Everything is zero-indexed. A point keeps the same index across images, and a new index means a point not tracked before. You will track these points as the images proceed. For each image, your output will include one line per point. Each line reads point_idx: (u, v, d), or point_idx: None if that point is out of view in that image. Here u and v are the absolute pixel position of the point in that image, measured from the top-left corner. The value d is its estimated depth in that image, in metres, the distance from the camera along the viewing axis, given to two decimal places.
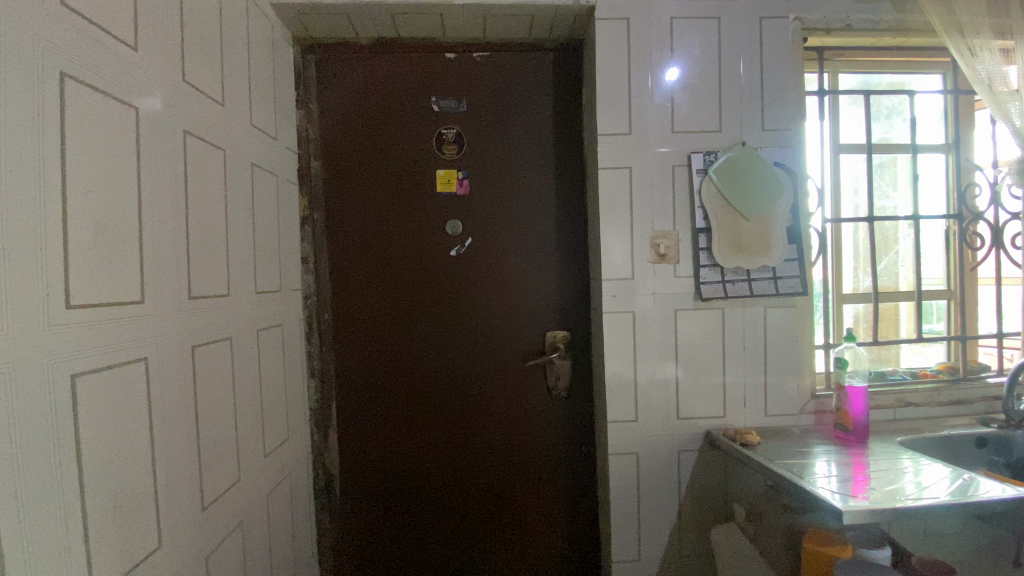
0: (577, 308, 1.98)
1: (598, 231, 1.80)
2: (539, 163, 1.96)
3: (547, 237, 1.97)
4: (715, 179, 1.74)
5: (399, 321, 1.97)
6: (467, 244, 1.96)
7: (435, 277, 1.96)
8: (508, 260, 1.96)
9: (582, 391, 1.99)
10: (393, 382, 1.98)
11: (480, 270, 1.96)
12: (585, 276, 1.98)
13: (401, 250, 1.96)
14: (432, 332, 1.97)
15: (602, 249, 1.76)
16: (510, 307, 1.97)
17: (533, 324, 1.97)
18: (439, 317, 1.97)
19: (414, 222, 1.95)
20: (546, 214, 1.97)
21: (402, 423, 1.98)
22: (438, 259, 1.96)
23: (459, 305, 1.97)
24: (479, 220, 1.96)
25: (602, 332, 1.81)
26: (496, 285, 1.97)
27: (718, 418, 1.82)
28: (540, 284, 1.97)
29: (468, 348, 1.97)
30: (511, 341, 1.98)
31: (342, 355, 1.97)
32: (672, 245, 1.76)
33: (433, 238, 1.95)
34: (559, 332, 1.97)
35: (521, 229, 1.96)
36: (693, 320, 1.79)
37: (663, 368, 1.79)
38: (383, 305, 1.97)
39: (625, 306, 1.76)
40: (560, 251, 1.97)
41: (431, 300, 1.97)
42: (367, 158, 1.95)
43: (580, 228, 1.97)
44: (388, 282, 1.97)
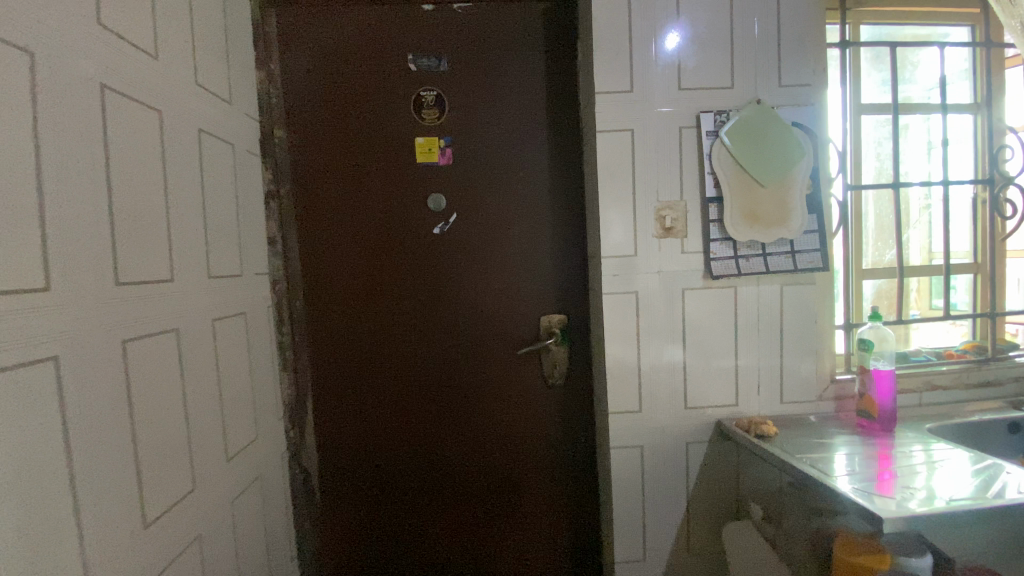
0: (575, 289, 1.80)
1: (596, 203, 1.61)
2: (530, 128, 1.76)
3: (540, 212, 1.78)
4: (726, 143, 1.56)
5: (380, 308, 1.79)
6: (453, 221, 1.77)
7: (419, 259, 1.78)
8: (499, 238, 1.78)
9: (581, 380, 1.82)
10: (376, 375, 1.80)
11: (467, 250, 1.78)
12: (582, 253, 1.80)
13: (380, 229, 1.77)
14: (416, 320, 1.79)
15: (600, 222, 1.57)
16: (502, 290, 1.79)
17: (525, 308, 1.80)
18: (424, 304, 1.79)
19: (393, 197, 1.76)
20: (538, 185, 1.77)
21: (387, 420, 1.81)
22: (422, 239, 1.77)
23: (446, 290, 1.79)
24: (465, 195, 1.76)
25: (600, 316, 1.64)
26: (486, 267, 1.78)
27: (731, 407, 1.66)
28: (533, 264, 1.79)
29: (457, 337, 1.80)
30: (503, 328, 1.80)
31: (318, 345, 1.79)
32: (679, 217, 1.58)
33: (414, 215, 1.76)
34: (556, 317, 1.79)
35: (511, 202, 1.77)
36: (702, 301, 1.61)
37: (670, 353, 1.62)
38: (363, 290, 1.78)
39: (626, 286, 1.58)
40: (555, 227, 1.78)
41: (414, 284, 1.78)
42: (339, 126, 1.75)
43: (576, 202, 1.78)
44: (367, 265, 1.78)
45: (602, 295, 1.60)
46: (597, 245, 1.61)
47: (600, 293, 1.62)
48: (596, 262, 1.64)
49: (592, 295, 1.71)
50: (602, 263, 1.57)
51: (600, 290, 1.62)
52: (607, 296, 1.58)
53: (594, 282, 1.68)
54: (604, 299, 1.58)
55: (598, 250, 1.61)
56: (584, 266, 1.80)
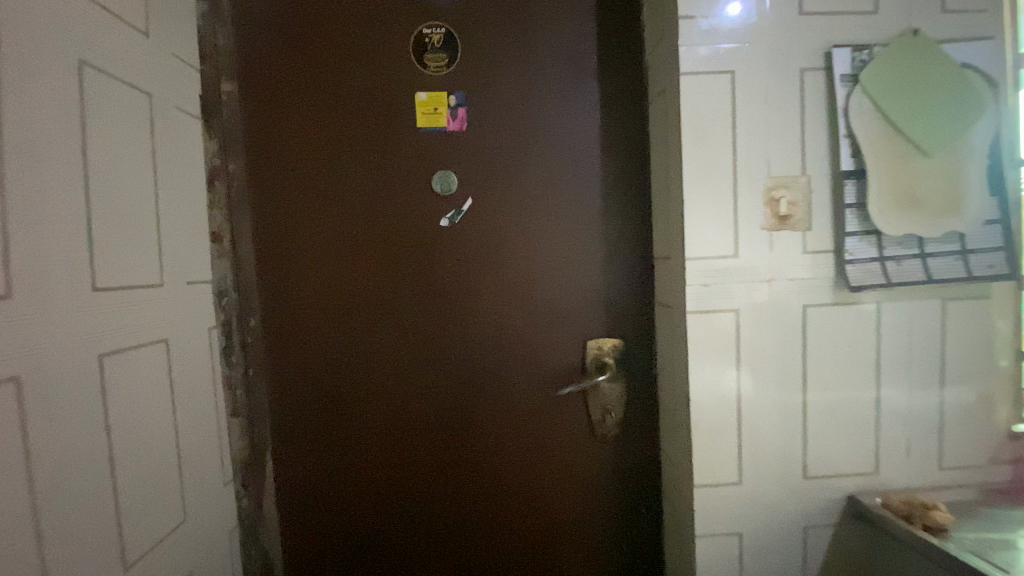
0: (637, 303, 1.28)
1: (674, 179, 1.10)
2: (574, 82, 1.27)
3: (587, 196, 1.28)
4: (869, 92, 1.06)
5: (368, 329, 1.30)
6: (467, 208, 1.28)
7: (421, 261, 1.29)
8: (531, 233, 1.28)
9: (645, 430, 1.30)
10: (363, 420, 1.31)
11: (487, 249, 1.28)
12: (647, 252, 1.28)
13: (367, 220, 1.28)
14: (418, 345, 1.30)
15: (682, 207, 1.06)
16: (535, 303, 1.29)
17: (567, 330, 1.29)
18: (429, 323, 1.30)
19: (385, 177, 1.27)
20: (584, 161, 1.28)
21: (379, 482, 1.32)
22: (425, 233, 1.28)
23: (458, 304, 1.29)
24: (484, 172, 1.27)
25: (678, 344, 1.13)
26: (512, 271, 1.29)
27: (867, 474, 1.15)
28: (577, 269, 1.28)
29: (474, 369, 1.30)
30: (537, 356, 1.29)
31: (283, 380, 1.31)
32: (798, 199, 1.06)
33: (413, 200, 1.27)
34: (611, 341, 1.27)
35: (547, 183, 1.28)
36: (831, 323, 1.09)
37: (782, 399, 1.11)
38: (343, 304, 1.30)
39: (720, 302, 1.07)
40: (609, 216, 1.28)
41: (414, 296, 1.29)
42: (310, 78, 1.26)
43: (638, 181, 1.28)
44: (348, 269, 1.29)
45: (682, 314, 1.09)
46: (676, 241, 1.10)
47: (680, 311, 1.10)
48: (672, 266, 1.13)
49: (663, 313, 1.20)
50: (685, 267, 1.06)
51: (679, 307, 1.11)
52: (692, 315, 1.07)
53: (666, 295, 1.17)
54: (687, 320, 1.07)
55: (677, 248, 1.10)
56: (649, 270, 1.28)
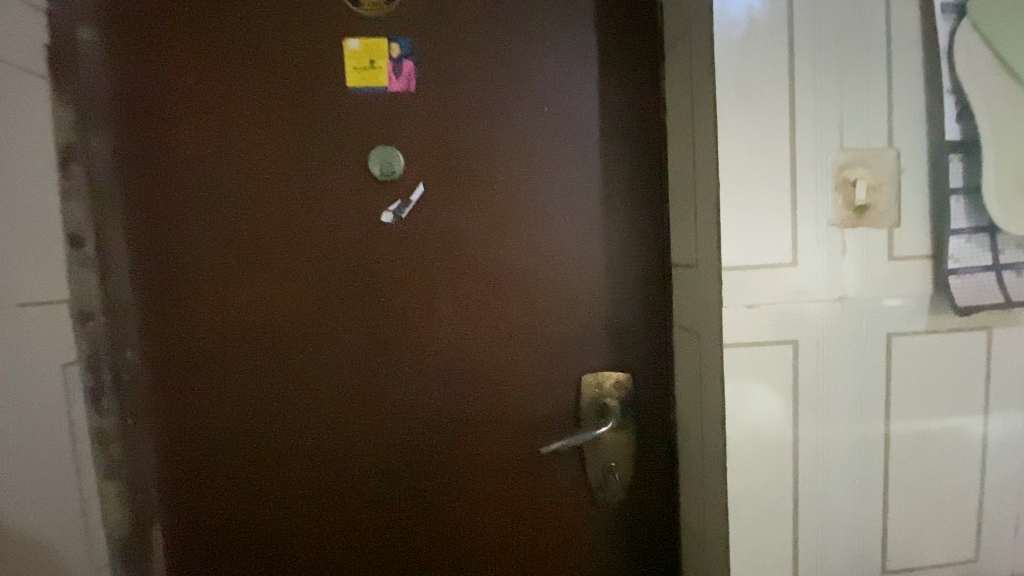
0: (647, 325, 0.95)
1: (703, 155, 0.77)
2: (562, 27, 0.94)
3: (580, 182, 0.95)
4: (982, 27, 0.74)
5: (290, 364, 0.96)
6: (418, 199, 0.94)
7: (359, 273, 0.95)
8: (506, 231, 0.95)
9: (660, 495, 0.97)
10: (284, 486, 0.98)
11: (450, 256, 0.95)
12: (665, 258, 0.95)
13: (283, 217, 0.94)
14: (358, 385, 0.97)
15: (716, 193, 0.74)
16: (513, 329, 0.96)
17: (554, 363, 0.96)
18: (372, 356, 0.96)
19: (306, 157, 0.94)
20: (577, 133, 0.95)
21: (310, 568, 0.99)
22: (363, 233, 0.94)
23: (410, 331, 0.96)
24: (441, 150, 0.94)
25: (707, 388, 0.80)
26: (483, 287, 0.95)
27: (965, 564, 0.81)
28: (569, 280, 0.95)
29: (434, 418, 0.97)
30: (517, 401, 0.96)
31: (175, 431, 0.97)
32: (881, 181, 0.74)
33: (343, 189, 0.94)
34: (617, 376, 0.95)
35: (526, 164, 0.95)
36: (924, 356, 0.77)
37: (860, 466, 0.78)
38: (253, 330, 0.96)
39: (771, 331, 0.74)
40: (610, 209, 0.95)
41: (352, 320, 0.96)
42: (200, 20, 0.92)
43: (650, 162, 0.95)
44: (259, 283, 0.95)
45: (715, 348, 0.76)
46: (706, 242, 0.77)
47: (711, 343, 0.77)
48: (699, 278, 0.80)
49: (685, 343, 0.87)
50: (720, 281, 0.74)
51: (710, 337, 0.78)
52: (730, 350, 0.74)
53: (690, 318, 0.84)
54: (723, 357, 0.75)
55: (708, 252, 0.76)
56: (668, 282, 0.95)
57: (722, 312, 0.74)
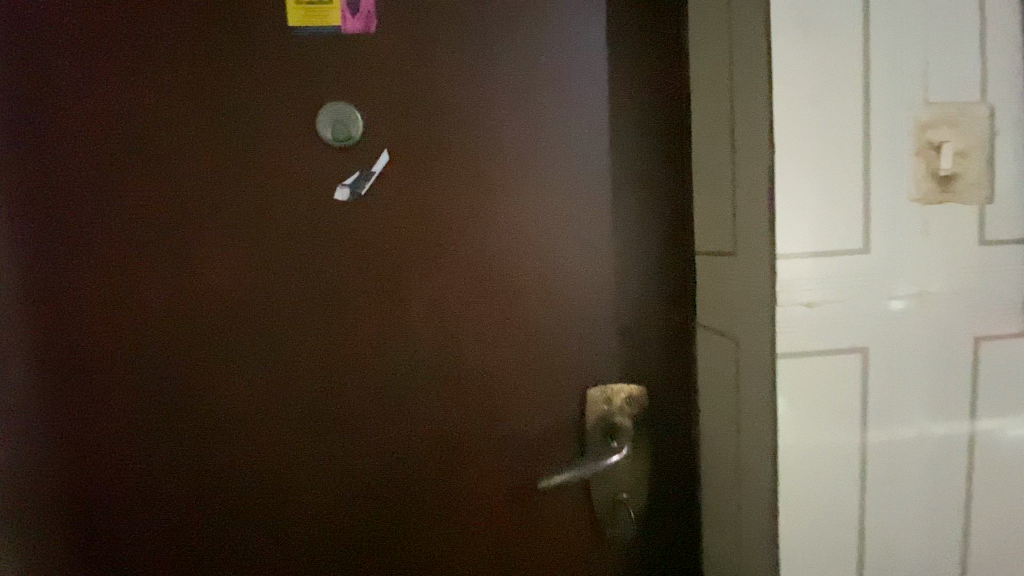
0: (666, 327, 0.78)
1: (752, 112, 0.59)
2: None
3: (582, 148, 0.75)
4: None
5: (214, 385, 0.74)
6: (382, 172, 0.73)
7: (301, 266, 0.74)
8: (496, 215, 0.75)
9: (682, 531, 0.80)
10: (216, 546, 0.76)
11: (417, 241, 0.74)
12: (686, 247, 0.77)
13: (200, 195, 0.72)
14: (301, 410, 0.75)
15: (768, 164, 0.57)
16: (499, 333, 0.76)
17: (554, 376, 0.77)
18: (319, 371, 0.75)
19: (232, 118, 0.72)
20: (582, 87, 0.74)
21: None
22: (307, 215, 0.73)
23: (368, 338, 0.75)
24: (406, 110, 0.73)
25: (750, 409, 0.64)
26: (460, 281, 0.75)
27: None
28: (573, 274, 0.76)
29: (402, 447, 0.76)
30: (506, 423, 0.77)
31: (65, 481, 0.74)
32: (970, 145, 0.59)
33: (281, 159, 0.72)
34: (629, 390, 0.77)
35: (514, 126, 0.74)
36: (1016, 363, 0.62)
37: (939, 502, 0.63)
38: (160, 344, 0.73)
39: (835, 336, 0.58)
40: (622, 184, 0.76)
41: (292, 325, 0.74)
42: None
43: (669, 125, 0.75)
44: (166, 282, 0.73)
45: (764, 360, 0.60)
46: (752, 226, 0.60)
47: (758, 353, 0.61)
48: (739, 271, 0.63)
49: (717, 349, 0.70)
50: (773, 275, 0.57)
51: (755, 346, 0.61)
52: (786, 362, 0.58)
53: (724, 320, 0.67)
54: (775, 372, 0.59)
55: (755, 238, 0.59)
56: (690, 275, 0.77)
57: (775, 314, 0.57)
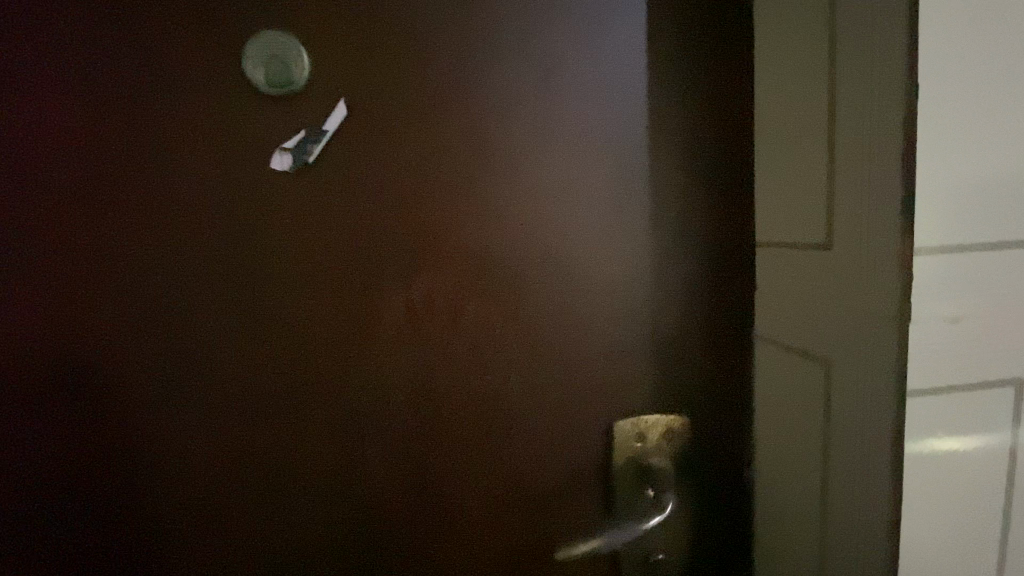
0: (721, 340, 0.59)
1: (880, 73, 0.43)
2: None
3: (609, 109, 0.55)
4: None
5: (87, 437, 0.52)
6: (336, 130, 0.52)
7: (212, 270, 0.52)
8: (499, 194, 0.55)
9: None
10: None
11: (379, 235, 0.53)
12: (746, 241, 0.58)
13: (68, 172, 0.50)
14: (214, 468, 0.54)
15: (906, 149, 0.42)
16: (492, 358, 0.56)
17: (575, 407, 0.58)
18: (239, 416, 0.54)
19: (119, 60, 0.49)
20: (612, 19, 0.54)
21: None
22: (222, 201, 0.51)
23: (308, 370, 0.54)
24: (374, 52, 0.52)
25: (848, 460, 0.49)
26: (439, 289, 0.55)
27: None
28: (600, 273, 0.57)
29: (355, 514, 0.56)
30: (503, 478, 0.58)
31: None
32: None
33: (195, 120, 0.50)
34: (667, 421, 0.60)
35: (518, 76, 0.54)
36: None
37: None
38: (2, 385, 0.51)
39: (969, 365, 0.45)
40: (666, 160, 0.56)
41: (198, 354, 0.53)
42: None
43: (727, 83, 0.56)
44: (11, 296, 0.50)
45: (880, 404, 0.46)
46: (867, 229, 0.44)
47: (871, 394, 0.46)
48: (843, 285, 0.47)
49: (787, 375, 0.55)
50: (905, 294, 0.43)
51: (862, 384, 0.47)
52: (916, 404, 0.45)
53: (806, 341, 0.52)
54: (901, 418, 0.45)
55: (875, 244, 0.44)
56: (750, 278, 0.58)
57: (905, 344, 0.44)
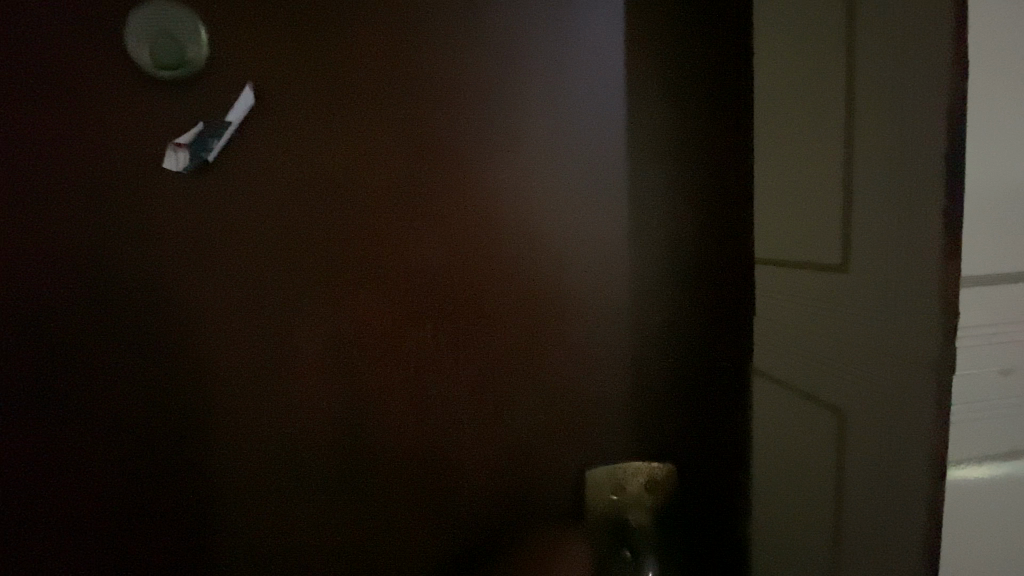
0: (707, 373, 0.54)
1: (921, 62, 0.34)
2: None
3: (580, 118, 0.52)
4: None
5: (32, 455, 0.50)
6: (241, 122, 0.48)
7: (168, 301, 0.50)
8: (466, 203, 0.51)
9: None
10: None
11: (342, 263, 0.51)
12: (734, 263, 0.53)
13: (26, 187, 0.48)
14: (165, 507, 0.52)
15: (948, 153, 0.33)
16: (458, 393, 0.53)
17: (545, 437, 0.54)
18: (196, 449, 0.51)
19: (85, 81, 0.48)
20: (587, 21, 0.50)
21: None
22: (182, 226, 0.49)
23: (262, 384, 0.51)
24: (344, 73, 0.49)
25: (862, 528, 0.40)
26: (402, 319, 0.52)
27: None
28: (574, 292, 0.53)
29: (318, 553, 0.53)
30: (470, 522, 0.54)
31: None
32: None
33: (158, 143, 0.48)
34: (648, 471, 0.54)
35: (491, 96, 0.51)
36: None
37: None
38: None
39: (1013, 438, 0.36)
40: (652, 182, 0.52)
41: (154, 387, 0.51)
42: None
43: (725, 102, 0.52)
44: None
45: (910, 476, 0.36)
46: (901, 250, 0.36)
47: (898, 460, 0.36)
48: (859, 313, 0.39)
49: (791, 423, 0.47)
50: (948, 338, 0.33)
51: (890, 446, 0.37)
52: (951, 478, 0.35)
53: (813, 385, 0.44)
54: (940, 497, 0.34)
55: (900, 266, 0.35)
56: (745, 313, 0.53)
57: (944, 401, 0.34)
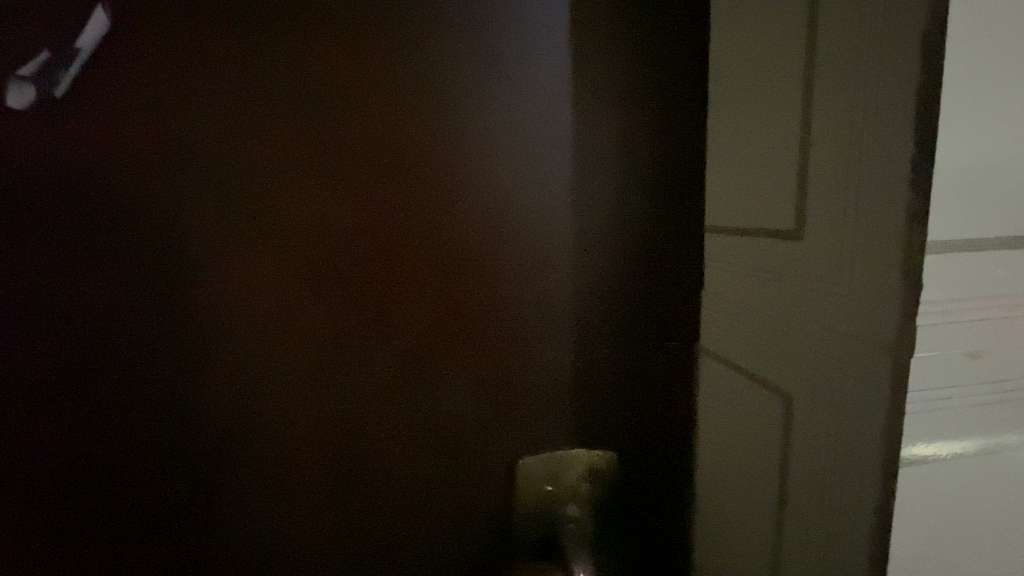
0: (657, 352, 0.49)
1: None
2: None
3: (517, 59, 0.44)
4: None
5: None
6: (95, 49, 0.40)
7: (23, 281, 0.41)
8: (383, 155, 0.44)
9: None
10: None
11: (234, 223, 0.43)
12: (689, 232, 0.48)
13: None
14: (25, 514, 0.43)
15: (922, 93, 0.27)
16: (392, 390, 0.47)
17: (477, 422, 0.48)
18: (61, 447, 0.43)
19: None
20: None
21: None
22: (38, 186, 0.40)
23: (140, 365, 0.43)
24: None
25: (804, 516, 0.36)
26: (335, 313, 0.45)
27: None
28: (509, 261, 0.47)
29: (219, 567, 0.46)
30: (391, 515, 0.49)
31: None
32: None
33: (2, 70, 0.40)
34: (588, 459, 0.50)
35: (418, 40, 0.43)
36: None
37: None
38: None
39: (981, 434, 0.31)
40: (601, 144, 0.46)
41: (14, 388, 0.42)
42: None
43: (681, 50, 0.46)
44: None
45: (856, 465, 0.31)
46: (857, 214, 0.31)
47: (844, 451, 0.32)
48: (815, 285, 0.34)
49: (738, 408, 0.43)
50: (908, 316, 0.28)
51: (833, 433, 0.33)
52: (910, 485, 0.30)
53: (758, 363, 0.40)
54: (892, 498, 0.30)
55: (862, 230, 0.30)
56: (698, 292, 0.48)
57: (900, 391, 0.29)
